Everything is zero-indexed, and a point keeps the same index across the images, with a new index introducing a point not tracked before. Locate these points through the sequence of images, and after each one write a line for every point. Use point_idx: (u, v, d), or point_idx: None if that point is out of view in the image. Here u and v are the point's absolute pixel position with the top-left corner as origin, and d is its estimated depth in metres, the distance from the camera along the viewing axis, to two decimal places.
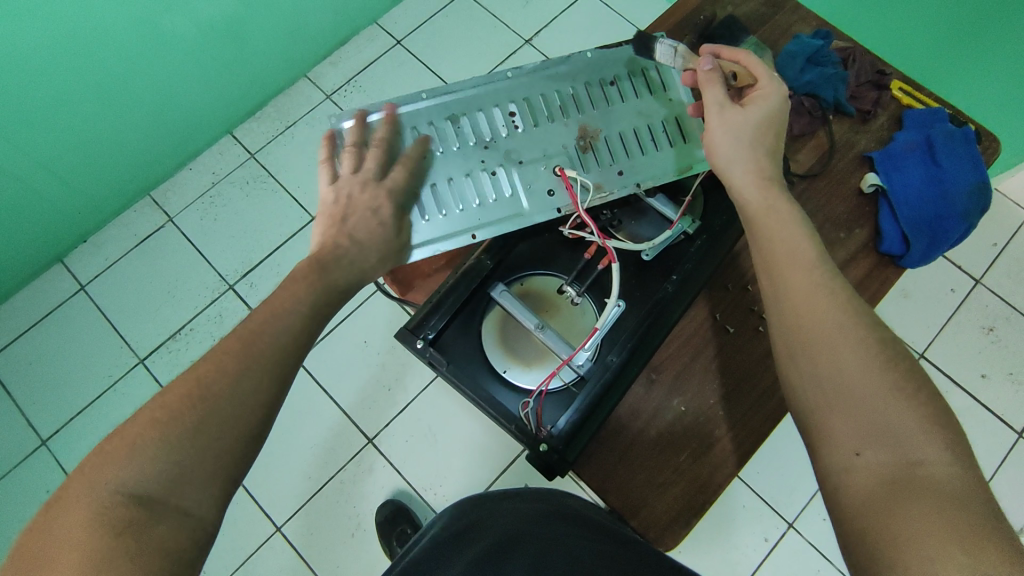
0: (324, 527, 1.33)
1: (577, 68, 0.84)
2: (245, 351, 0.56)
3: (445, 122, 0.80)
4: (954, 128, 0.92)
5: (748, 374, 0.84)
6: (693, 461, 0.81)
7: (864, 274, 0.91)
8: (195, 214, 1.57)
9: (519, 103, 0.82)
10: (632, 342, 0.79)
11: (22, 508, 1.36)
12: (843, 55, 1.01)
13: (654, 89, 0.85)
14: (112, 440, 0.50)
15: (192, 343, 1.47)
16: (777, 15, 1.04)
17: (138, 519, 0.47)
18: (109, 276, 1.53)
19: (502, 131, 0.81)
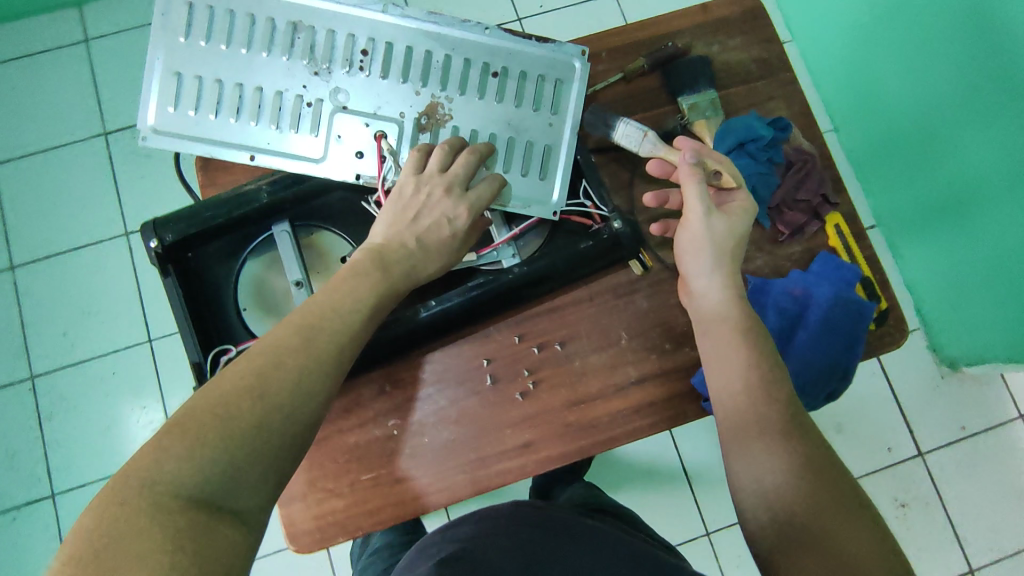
0: (77, 403, 1.29)
1: (467, 41, 0.62)
2: (302, 340, 0.46)
3: (281, 23, 0.61)
4: (858, 298, 0.65)
5: (477, 434, 0.65)
6: (354, 500, 0.63)
7: (659, 395, 0.66)
8: (114, 42, 1.42)
9: (378, 43, 0.62)
10: (385, 347, 0.62)
11: None
12: (796, 157, 0.69)
13: (540, 104, 0.64)
14: (170, 432, 0.39)
15: (52, 170, 1.37)
16: (759, 80, 0.72)
17: (195, 524, 0.35)
18: (17, 64, 1.41)
19: (340, 67, 0.61)
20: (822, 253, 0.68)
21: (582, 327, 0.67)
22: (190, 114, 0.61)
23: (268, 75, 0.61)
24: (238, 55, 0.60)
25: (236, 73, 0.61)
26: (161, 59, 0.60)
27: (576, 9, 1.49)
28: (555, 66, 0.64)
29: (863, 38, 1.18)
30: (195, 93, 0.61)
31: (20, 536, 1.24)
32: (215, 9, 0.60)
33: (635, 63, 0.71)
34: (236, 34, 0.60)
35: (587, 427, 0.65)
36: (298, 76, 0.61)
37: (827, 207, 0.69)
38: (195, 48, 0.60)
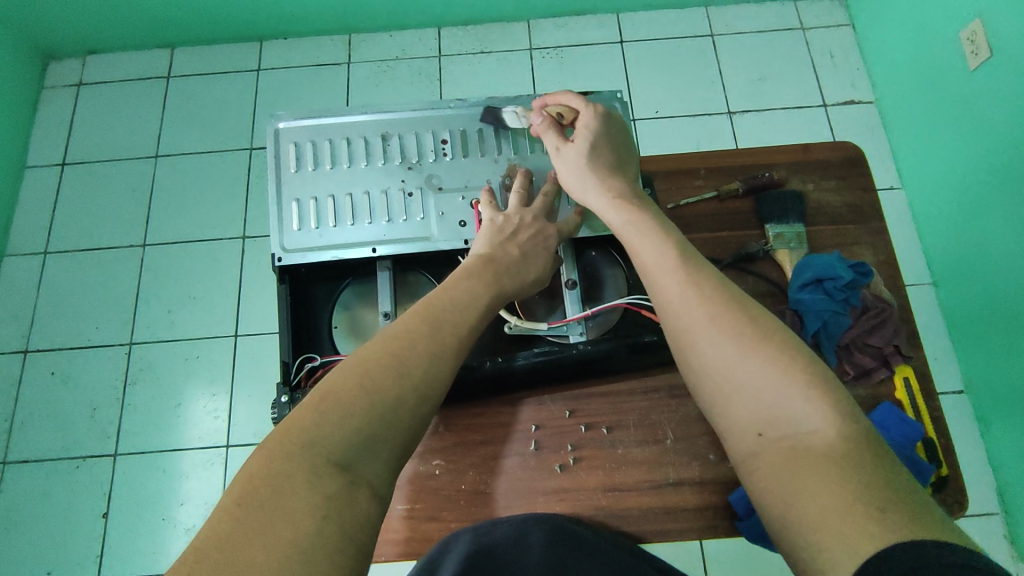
0: (160, 379, 1.42)
1: (525, 111, 0.73)
2: (426, 324, 0.52)
3: (375, 137, 0.72)
4: (918, 456, 0.63)
5: (510, 495, 0.67)
6: (382, 531, 0.66)
7: (695, 502, 0.66)
8: (277, 77, 1.65)
9: (455, 132, 0.72)
10: (448, 389, 0.67)
11: (39, 191, 1.57)
12: (873, 303, 0.71)
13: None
14: (320, 399, 0.45)
15: (197, 171, 1.58)
16: (849, 223, 0.76)
17: (338, 486, 0.41)
18: (194, 81, 1.65)
19: (429, 156, 0.71)
20: (887, 401, 0.68)
21: (633, 417, 0.69)
22: (312, 228, 0.69)
23: (370, 180, 0.70)
24: (344, 170, 0.70)
25: (346, 184, 0.70)
26: (281, 192, 0.70)
27: (690, 119, 1.58)
28: None
29: (978, 200, 1.19)
30: (314, 213, 0.69)
31: (76, 485, 1.34)
32: (318, 142, 0.71)
33: (730, 185, 0.77)
34: (338, 155, 0.71)
35: (617, 516, 0.66)
36: (397, 174, 0.70)
37: (899, 358, 0.70)
38: (306, 174, 0.70)
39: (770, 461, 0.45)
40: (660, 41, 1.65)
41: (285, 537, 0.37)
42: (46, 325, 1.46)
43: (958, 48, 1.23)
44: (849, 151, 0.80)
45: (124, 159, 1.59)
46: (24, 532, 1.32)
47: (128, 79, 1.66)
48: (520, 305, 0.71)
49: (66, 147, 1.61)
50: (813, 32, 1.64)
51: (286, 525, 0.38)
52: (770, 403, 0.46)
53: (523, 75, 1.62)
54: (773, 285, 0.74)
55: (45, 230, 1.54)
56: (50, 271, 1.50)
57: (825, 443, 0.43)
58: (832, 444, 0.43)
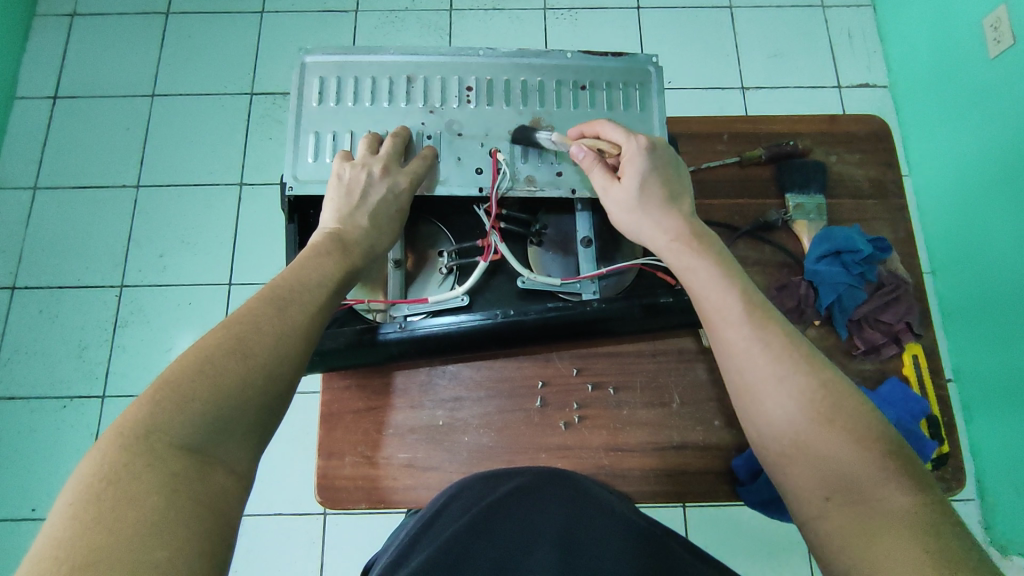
0: (150, 322, 1.39)
1: (553, 67, 0.70)
2: (275, 301, 0.48)
3: (400, 79, 0.69)
4: (920, 433, 0.64)
5: (512, 449, 0.66)
6: (382, 479, 0.66)
7: (696, 467, 0.66)
8: (281, 21, 1.59)
9: (481, 81, 0.69)
10: (459, 341, 0.66)
11: (27, 124, 1.51)
12: (889, 280, 0.70)
13: (626, 106, 0.70)
14: (164, 388, 0.39)
15: (193, 113, 1.53)
16: (869, 198, 0.75)
17: (188, 474, 0.37)
18: (194, 20, 1.59)
19: (452, 102, 0.69)
20: (894, 377, 0.68)
21: (640, 378, 0.69)
22: (328, 161, 0.66)
23: (391, 119, 0.68)
24: (366, 107, 0.68)
25: (367, 122, 0.68)
26: (300, 122, 0.67)
27: (703, 93, 1.54)
28: (631, 73, 0.71)
29: (984, 189, 1.19)
30: (331, 145, 0.67)
31: (63, 424, 1.33)
32: (344, 78, 0.68)
33: (752, 152, 0.75)
34: (362, 93, 0.68)
35: (618, 475, 0.66)
36: (418, 117, 0.68)
37: (909, 335, 0.70)
38: (327, 108, 0.68)
39: (836, 529, 0.43)
40: (677, 10, 1.61)
41: (135, 536, 0.33)
42: (34, 263, 1.42)
43: (980, 34, 1.20)
44: (873, 124, 0.79)
45: (118, 96, 1.54)
46: (7, 470, 1.30)
47: (125, 14, 1.59)
48: (534, 261, 0.70)
49: (58, 80, 1.54)
50: (834, 10, 1.60)
51: (132, 524, 0.33)
52: (845, 470, 0.44)
53: (534, 37, 1.57)
54: (791, 256, 0.73)
55: (34, 166, 1.49)
56: (39, 206, 1.46)
57: (900, 512, 0.42)
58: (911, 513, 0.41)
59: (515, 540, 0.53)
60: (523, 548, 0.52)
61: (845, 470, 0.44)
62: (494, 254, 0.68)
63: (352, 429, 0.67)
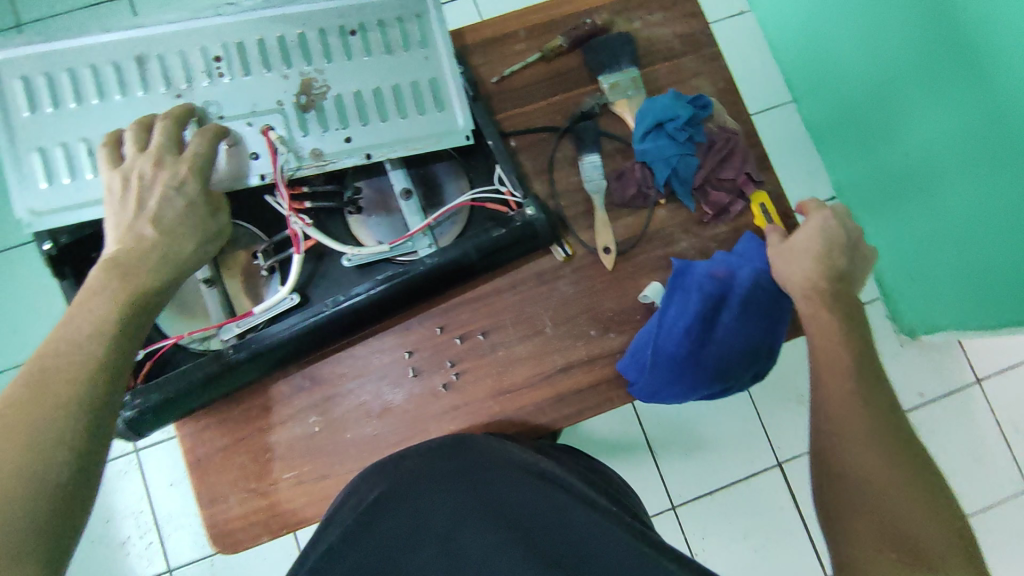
0: None
1: (311, 12, 0.59)
2: (35, 379, 0.37)
3: (129, 62, 0.56)
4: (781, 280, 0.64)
5: (400, 428, 0.63)
6: (279, 503, 0.62)
7: (587, 381, 0.65)
8: None
9: (229, 47, 0.57)
10: (302, 344, 0.61)
11: None
12: (720, 135, 0.68)
13: (406, 44, 0.60)
14: None
15: None
16: (683, 56, 0.72)
17: None
18: None
19: (201, 80, 0.57)
20: (748, 233, 0.67)
21: (508, 315, 0.66)
22: (66, 183, 0.54)
23: (130, 116, 0.56)
24: (94, 107, 0.55)
25: (101, 125, 0.55)
26: (14, 142, 0.54)
27: None
28: (404, 2, 0.60)
29: None
30: (64, 163, 0.54)
31: None
32: (54, 75, 0.55)
33: (553, 43, 0.69)
34: (83, 89, 0.55)
35: (514, 416, 0.64)
36: (163, 107, 0.56)
37: (752, 185, 0.69)
38: (45, 117, 0.54)
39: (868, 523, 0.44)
40: None
41: None
42: None
43: None
44: None
45: None
46: None
47: None
48: (357, 230, 0.64)
49: None
50: None
51: None
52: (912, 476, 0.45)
53: None
54: (620, 140, 0.69)
55: None
56: None
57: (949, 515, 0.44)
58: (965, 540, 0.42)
59: (402, 529, 0.48)
60: (412, 539, 0.47)
61: (917, 492, 0.43)
62: (309, 241, 0.62)
63: (228, 466, 0.62)
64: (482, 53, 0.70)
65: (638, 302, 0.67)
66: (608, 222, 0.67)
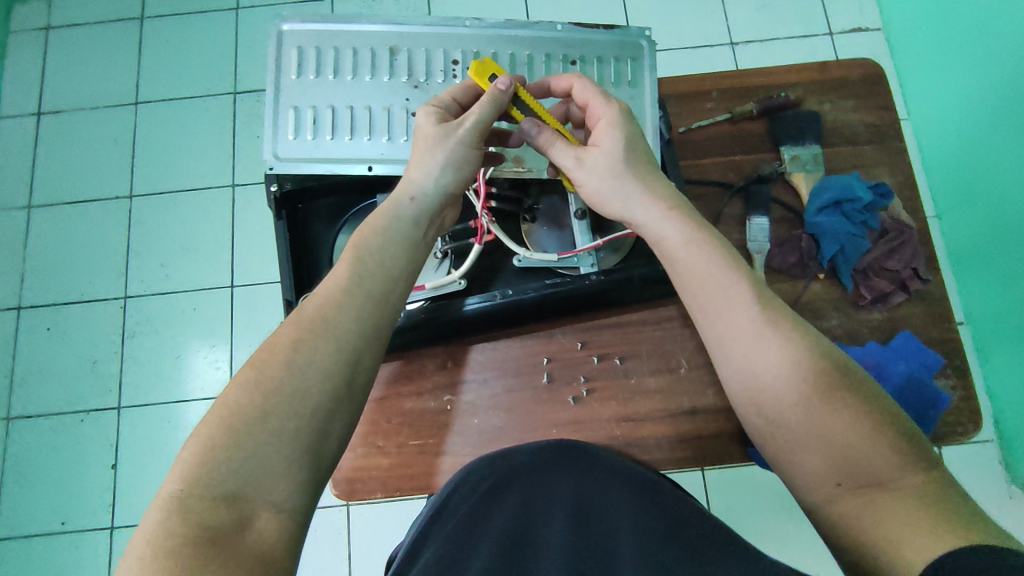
0: (157, 329, 1.40)
1: (543, 38, 0.66)
2: (295, 328, 0.46)
3: (383, 51, 0.65)
4: (930, 382, 0.63)
5: (523, 426, 0.66)
6: (398, 466, 0.66)
7: (709, 430, 0.66)
8: (258, 14, 1.55)
9: (467, 54, 0.65)
10: (458, 324, 0.66)
11: (14, 145, 1.50)
12: (892, 226, 0.69)
13: (617, 81, 0.66)
14: (211, 436, 0.41)
15: (178, 118, 1.51)
16: (868, 144, 0.73)
17: (229, 520, 0.39)
18: (169, 22, 1.56)
19: (437, 77, 0.64)
20: (905, 329, 0.67)
21: (646, 346, 0.68)
22: (309, 139, 0.63)
23: (373, 95, 0.64)
24: (346, 82, 0.64)
25: (347, 97, 0.64)
26: (278, 98, 0.64)
27: (691, 51, 1.45)
28: (624, 46, 0.67)
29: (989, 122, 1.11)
30: (313, 123, 0.63)
31: (81, 439, 1.34)
32: (323, 49, 0.64)
33: (743, 108, 0.73)
34: (342, 66, 0.64)
35: (631, 444, 0.66)
36: (401, 93, 0.64)
37: (916, 281, 0.68)
38: (308, 82, 0.64)
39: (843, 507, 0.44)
40: None
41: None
42: (37, 282, 1.43)
43: None
44: (869, 67, 0.76)
45: (103, 107, 1.52)
46: (33, 488, 1.32)
47: (101, 23, 1.56)
48: (528, 237, 0.69)
49: (40, 95, 1.53)
50: None
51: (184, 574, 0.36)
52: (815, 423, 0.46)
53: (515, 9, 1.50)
54: (789, 209, 0.71)
55: (27, 185, 1.48)
56: (36, 226, 1.46)
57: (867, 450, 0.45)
58: (922, 490, 0.43)
59: (519, 506, 0.55)
60: (540, 517, 0.54)
61: (826, 446, 0.45)
62: (487, 236, 0.67)
63: (362, 419, 0.67)
64: (674, 103, 0.75)
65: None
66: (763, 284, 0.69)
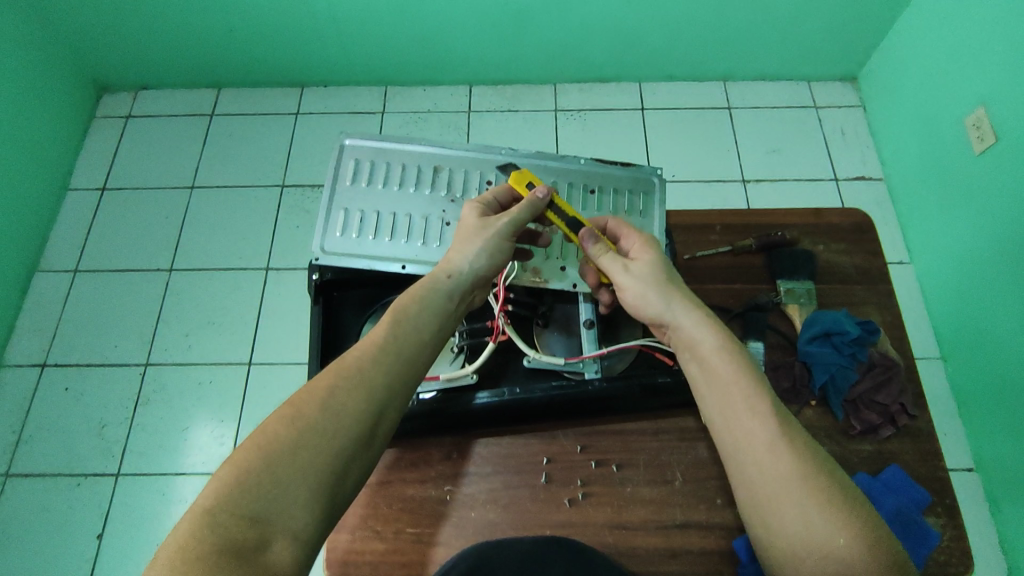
0: (172, 397, 1.44)
1: (567, 169, 0.75)
2: (335, 374, 0.52)
3: (428, 168, 0.74)
4: (919, 517, 0.64)
5: (518, 524, 0.68)
6: (393, 553, 0.67)
7: (700, 546, 0.67)
8: (316, 120, 1.73)
9: (500, 177, 0.75)
10: (466, 417, 0.70)
11: (77, 215, 1.64)
12: (881, 361, 0.73)
13: (629, 210, 0.75)
14: (241, 463, 0.45)
15: (229, 204, 1.65)
16: (858, 284, 0.80)
17: (250, 544, 0.42)
18: (235, 120, 1.75)
19: (472, 194, 0.74)
20: (894, 463, 0.69)
21: (643, 456, 0.71)
22: (353, 236, 0.71)
23: (414, 204, 0.73)
24: (393, 191, 0.73)
25: (392, 203, 0.73)
26: (332, 199, 0.73)
27: (703, 185, 1.58)
28: (637, 181, 0.76)
29: (987, 272, 1.18)
30: (358, 222, 0.72)
31: (77, 502, 1.34)
32: (377, 163, 0.74)
33: (743, 242, 0.81)
34: (391, 177, 0.74)
35: (623, 553, 0.67)
36: (439, 204, 0.73)
37: (905, 416, 0.71)
38: (359, 188, 0.73)
39: None
40: (682, 106, 1.67)
41: None
42: (69, 342, 1.50)
43: (962, 132, 1.25)
44: (858, 216, 0.84)
45: (163, 188, 1.67)
46: (18, 548, 1.31)
47: (175, 116, 1.75)
48: (539, 339, 0.75)
49: (109, 173, 1.69)
50: (824, 109, 1.64)
51: None
52: (814, 540, 0.47)
53: (545, 135, 1.65)
54: (782, 337, 0.77)
55: (80, 252, 1.60)
56: (80, 289, 1.55)
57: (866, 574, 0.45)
58: None
59: None
60: None
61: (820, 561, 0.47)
62: (501, 335, 0.73)
63: (364, 501, 0.69)
64: (680, 233, 0.83)
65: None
66: None
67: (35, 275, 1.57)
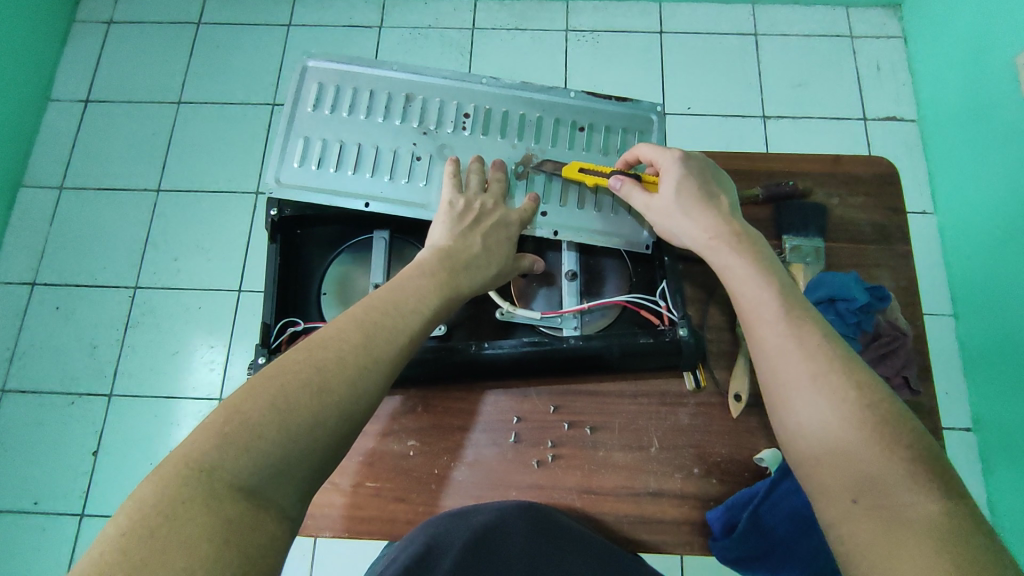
0: (159, 322, 1.41)
1: (555, 102, 0.67)
2: (361, 347, 0.48)
3: (399, 95, 0.66)
4: None
5: (482, 482, 0.65)
6: (351, 505, 0.64)
7: (672, 515, 0.64)
8: (308, 33, 1.61)
9: (479, 108, 0.66)
10: (432, 371, 0.66)
11: (59, 128, 1.56)
12: (886, 331, 0.67)
13: (621, 151, 0.67)
14: (235, 419, 0.41)
15: (216, 122, 1.55)
16: (872, 244, 0.72)
17: (241, 513, 0.38)
18: (222, 31, 1.62)
19: (446, 127, 0.66)
20: None
21: (619, 419, 0.67)
22: (312, 168, 0.64)
23: (382, 135, 0.65)
24: (359, 119, 0.65)
25: (357, 134, 0.65)
26: (291, 126, 0.65)
27: (722, 120, 1.46)
28: (634, 119, 0.67)
29: (1015, 229, 1.09)
30: (319, 153, 0.65)
31: (68, 421, 1.35)
32: (342, 87, 0.66)
33: (750, 191, 0.73)
34: (358, 104, 0.66)
35: (590, 518, 0.64)
36: (409, 137, 0.65)
37: (907, 391, 0.66)
38: (321, 115, 0.66)
39: (863, 533, 0.41)
40: (707, 31, 1.52)
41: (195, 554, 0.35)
42: (55, 261, 1.46)
43: (1010, 71, 1.13)
44: (882, 167, 0.76)
45: (148, 102, 1.57)
46: (11, 463, 1.32)
47: (159, 23, 1.63)
48: (516, 291, 0.69)
49: (91, 84, 1.59)
50: (861, 39, 1.49)
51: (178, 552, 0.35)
52: (835, 433, 0.44)
53: (555, 58, 1.52)
54: None
55: (63, 168, 1.53)
56: (64, 207, 1.50)
57: (895, 472, 0.42)
58: (941, 517, 0.39)
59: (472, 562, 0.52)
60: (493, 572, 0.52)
61: (844, 457, 0.43)
62: None
63: None
64: None
65: (750, 459, 0.65)
66: (748, 372, 0.67)
67: (20, 190, 1.51)
